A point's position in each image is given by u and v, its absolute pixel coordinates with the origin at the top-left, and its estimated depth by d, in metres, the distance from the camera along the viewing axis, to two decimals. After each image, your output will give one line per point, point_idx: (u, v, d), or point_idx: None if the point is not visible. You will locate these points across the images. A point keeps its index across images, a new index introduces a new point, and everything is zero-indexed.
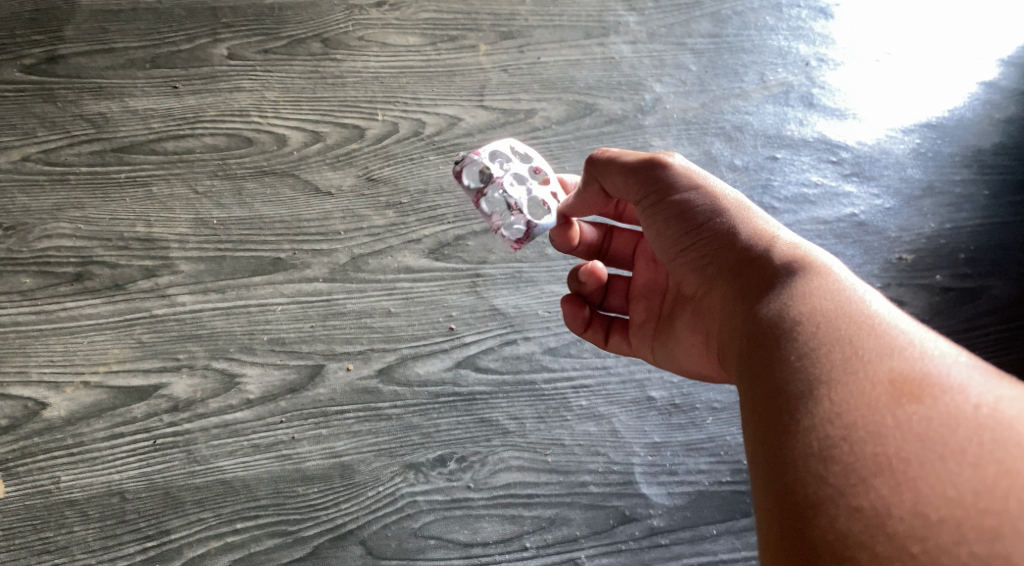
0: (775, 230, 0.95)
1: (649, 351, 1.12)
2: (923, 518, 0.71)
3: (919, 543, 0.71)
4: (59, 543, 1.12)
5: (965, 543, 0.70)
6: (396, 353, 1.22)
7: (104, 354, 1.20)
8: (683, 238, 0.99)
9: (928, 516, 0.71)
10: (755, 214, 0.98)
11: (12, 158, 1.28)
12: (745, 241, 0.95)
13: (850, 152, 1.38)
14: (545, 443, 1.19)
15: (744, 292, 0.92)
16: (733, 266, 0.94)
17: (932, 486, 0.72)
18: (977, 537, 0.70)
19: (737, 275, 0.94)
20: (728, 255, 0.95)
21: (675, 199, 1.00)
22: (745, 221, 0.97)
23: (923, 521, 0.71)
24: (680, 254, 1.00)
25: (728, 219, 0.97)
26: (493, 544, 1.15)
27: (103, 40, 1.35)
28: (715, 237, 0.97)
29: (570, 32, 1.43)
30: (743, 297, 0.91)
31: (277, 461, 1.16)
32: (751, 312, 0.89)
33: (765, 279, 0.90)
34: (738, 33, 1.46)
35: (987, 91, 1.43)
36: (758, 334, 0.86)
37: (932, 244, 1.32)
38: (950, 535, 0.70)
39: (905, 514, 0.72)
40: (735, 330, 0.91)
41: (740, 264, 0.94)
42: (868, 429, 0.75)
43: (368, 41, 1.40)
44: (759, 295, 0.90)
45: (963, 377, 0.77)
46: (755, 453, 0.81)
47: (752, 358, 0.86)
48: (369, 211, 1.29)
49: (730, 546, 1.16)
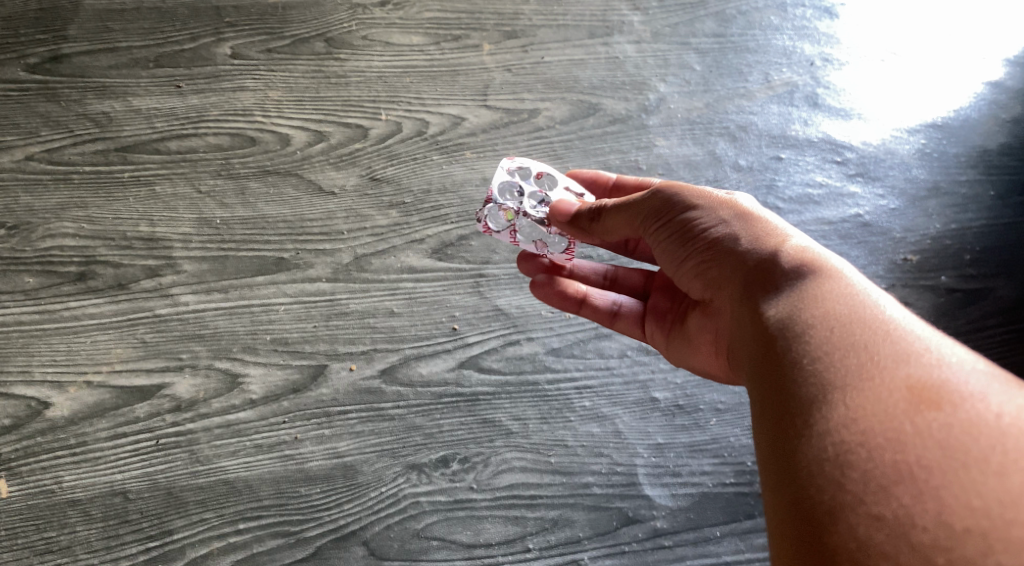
0: (787, 235, 0.94)
1: (661, 342, 1.11)
2: (947, 529, 0.71)
3: (944, 553, 0.70)
4: (62, 542, 1.12)
5: (992, 554, 0.70)
6: (399, 353, 1.22)
7: (107, 354, 1.20)
8: (689, 248, 0.99)
9: (952, 526, 0.71)
10: (763, 222, 0.96)
11: (15, 157, 1.28)
12: (750, 248, 0.94)
13: (855, 153, 1.37)
14: (548, 444, 1.19)
15: (751, 299, 0.91)
16: (738, 273, 0.94)
17: (956, 495, 0.72)
18: (1003, 547, 0.70)
19: (742, 283, 0.93)
20: (737, 262, 0.94)
21: (681, 215, 0.99)
22: (755, 229, 0.96)
23: (947, 532, 0.71)
24: (683, 263, 1.00)
25: (734, 230, 0.96)
26: (495, 545, 1.14)
27: (107, 39, 1.35)
28: (717, 246, 0.96)
29: (573, 31, 1.43)
30: (749, 304, 0.91)
31: (279, 462, 1.16)
32: (763, 316, 0.88)
33: (776, 286, 0.90)
34: (743, 32, 1.46)
35: (993, 92, 1.43)
36: (768, 339, 0.86)
37: (937, 245, 1.31)
38: (976, 546, 0.70)
39: (929, 524, 0.71)
40: (745, 333, 0.90)
41: (745, 271, 0.93)
42: (887, 436, 0.75)
43: (372, 40, 1.39)
44: (771, 303, 0.89)
45: (982, 385, 0.77)
46: (768, 457, 0.81)
47: (764, 362, 0.85)
48: (372, 211, 1.29)
49: (733, 548, 1.16)
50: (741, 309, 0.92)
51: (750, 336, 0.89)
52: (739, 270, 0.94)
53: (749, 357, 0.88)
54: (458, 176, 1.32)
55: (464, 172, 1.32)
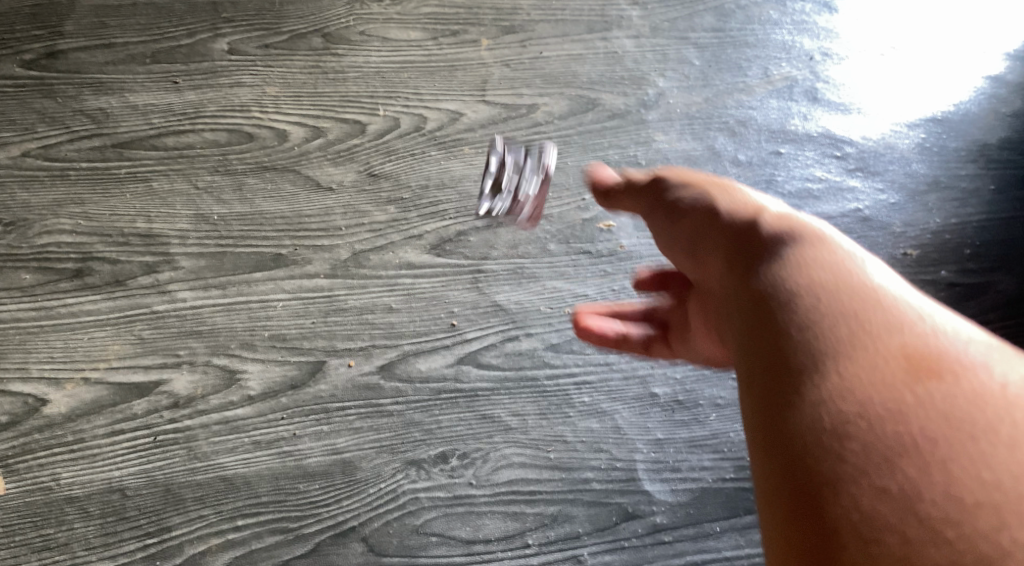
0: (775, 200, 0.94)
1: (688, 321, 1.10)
2: (957, 503, 0.71)
3: (954, 528, 0.70)
4: (60, 540, 1.12)
5: (1007, 529, 0.69)
6: (397, 350, 1.21)
7: (104, 350, 1.20)
8: None
9: (963, 502, 0.71)
10: None
11: (12, 153, 1.28)
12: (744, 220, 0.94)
13: (854, 147, 1.37)
14: (547, 440, 1.18)
15: (742, 266, 0.90)
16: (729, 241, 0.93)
17: (964, 468, 0.72)
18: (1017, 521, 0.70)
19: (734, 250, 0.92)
20: None
21: None
22: None
23: (958, 506, 0.71)
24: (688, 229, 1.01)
25: None
26: (494, 541, 1.14)
27: (103, 34, 1.34)
28: None
29: (572, 26, 1.42)
30: (739, 271, 0.90)
31: (278, 458, 1.16)
32: (751, 284, 0.87)
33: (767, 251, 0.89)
34: (741, 27, 1.44)
35: (994, 85, 1.42)
36: (759, 304, 0.85)
37: (937, 240, 1.30)
38: (987, 520, 0.70)
39: (937, 498, 0.71)
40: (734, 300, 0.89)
41: (737, 237, 0.92)
42: (886, 407, 0.75)
43: (370, 35, 1.38)
44: (759, 268, 0.88)
45: (981, 355, 0.77)
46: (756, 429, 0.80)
47: (753, 330, 0.84)
48: (370, 207, 1.28)
49: (734, 543, 1.16)
50: (731, 275, 0.91)
51: (738, 305, 0.88)
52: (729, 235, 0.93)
53: (737, 321, 0.87)
54: (456, 171, 1.31)
55: (462, 167, 1.31)
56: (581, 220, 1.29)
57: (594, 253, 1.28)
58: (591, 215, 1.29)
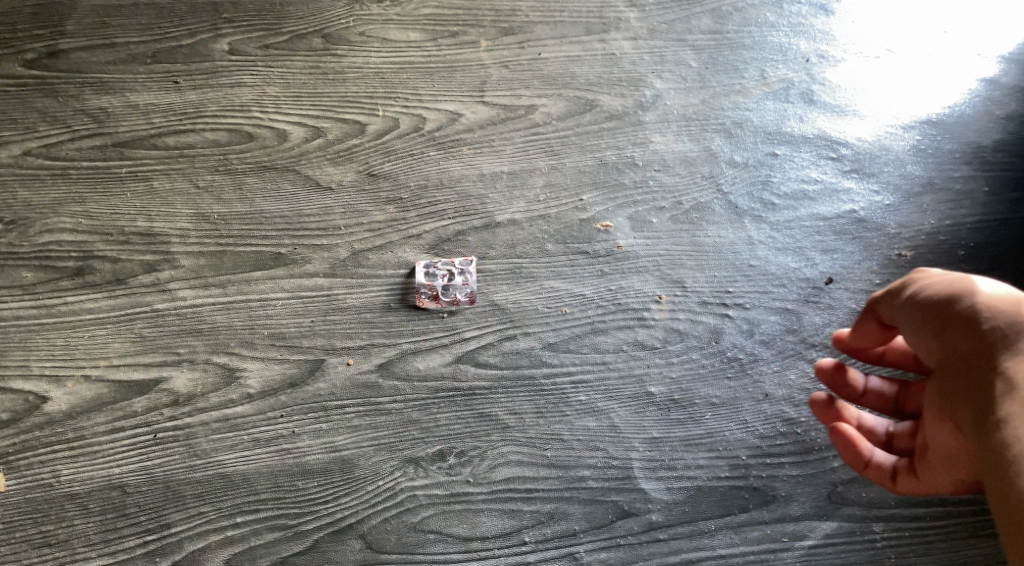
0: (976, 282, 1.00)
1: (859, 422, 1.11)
2: None
3: None
4: (60, 536, 1.15)
5: None
6: (396, 348, 1.23)
7: (104, 349, 1.22)
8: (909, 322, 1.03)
9: None
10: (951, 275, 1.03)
11: (13, 152, 1.29)
12: (940, 298, 1.01)
13: (850, 149, 1.36)
14: (545, 438, 1.20)
15: (955, 349, 0.98)
16: (930, 323, 1.01)
17: None
18: None
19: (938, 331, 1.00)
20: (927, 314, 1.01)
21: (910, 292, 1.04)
22: (949, 283, 1.02)
23: None
24: (883, 313, 1.07)
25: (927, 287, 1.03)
26: (492, 538, 1.17)
27: (104, 34, 1.34)
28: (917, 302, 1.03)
29: (570, 27, 1.40)
30: (966, 359, 0.98)
31: (278, 455, 1.18)
32: (988, 375, 0.95)
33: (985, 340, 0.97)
34: (738, 29, 1.42)
35: (988, 89, 1.39)
36: (1003, 385, 0.94)
37: (932, 241, 1.31)
38: None
39: None
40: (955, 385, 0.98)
41: (938, 320, 1.00)
42: None
43: (369, 36, 1.37)
44: (981, 355, 0.97)
45: None
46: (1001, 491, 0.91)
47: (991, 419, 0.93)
48: (369, 206, 1.29)
49: (728, 541, 1.18)
50: (941, 358, 1.00)
51: (962, 391, 0.97)
52: (932, 317, 1.01)
53: (979, 404, 0.95)
54: (455, 172, 1.31)
55: (461, 167, 1.31)
56: (579, 220, 1.30)
57: (591, 253, 1.28)
58: (588, 216, 1.30)
